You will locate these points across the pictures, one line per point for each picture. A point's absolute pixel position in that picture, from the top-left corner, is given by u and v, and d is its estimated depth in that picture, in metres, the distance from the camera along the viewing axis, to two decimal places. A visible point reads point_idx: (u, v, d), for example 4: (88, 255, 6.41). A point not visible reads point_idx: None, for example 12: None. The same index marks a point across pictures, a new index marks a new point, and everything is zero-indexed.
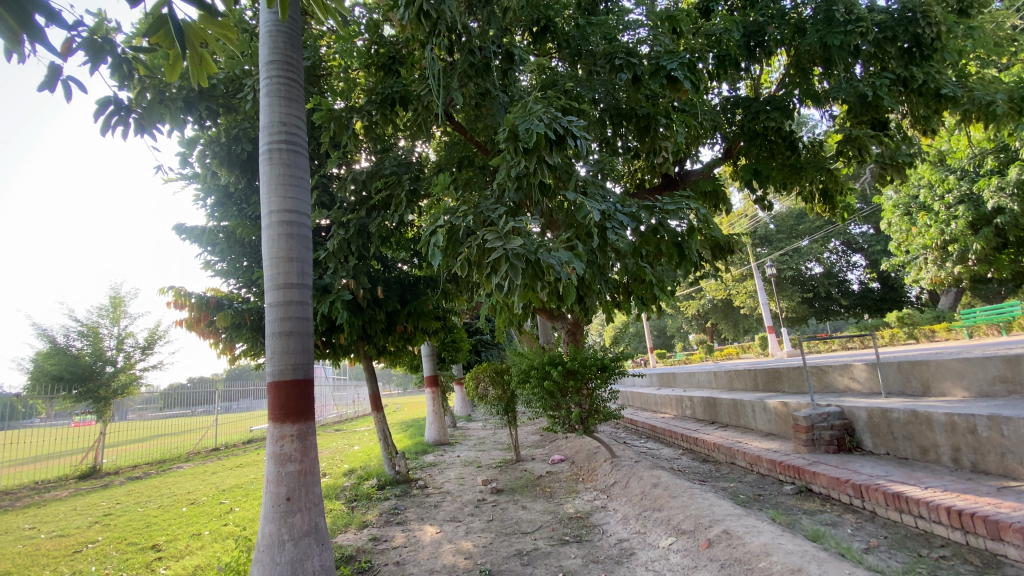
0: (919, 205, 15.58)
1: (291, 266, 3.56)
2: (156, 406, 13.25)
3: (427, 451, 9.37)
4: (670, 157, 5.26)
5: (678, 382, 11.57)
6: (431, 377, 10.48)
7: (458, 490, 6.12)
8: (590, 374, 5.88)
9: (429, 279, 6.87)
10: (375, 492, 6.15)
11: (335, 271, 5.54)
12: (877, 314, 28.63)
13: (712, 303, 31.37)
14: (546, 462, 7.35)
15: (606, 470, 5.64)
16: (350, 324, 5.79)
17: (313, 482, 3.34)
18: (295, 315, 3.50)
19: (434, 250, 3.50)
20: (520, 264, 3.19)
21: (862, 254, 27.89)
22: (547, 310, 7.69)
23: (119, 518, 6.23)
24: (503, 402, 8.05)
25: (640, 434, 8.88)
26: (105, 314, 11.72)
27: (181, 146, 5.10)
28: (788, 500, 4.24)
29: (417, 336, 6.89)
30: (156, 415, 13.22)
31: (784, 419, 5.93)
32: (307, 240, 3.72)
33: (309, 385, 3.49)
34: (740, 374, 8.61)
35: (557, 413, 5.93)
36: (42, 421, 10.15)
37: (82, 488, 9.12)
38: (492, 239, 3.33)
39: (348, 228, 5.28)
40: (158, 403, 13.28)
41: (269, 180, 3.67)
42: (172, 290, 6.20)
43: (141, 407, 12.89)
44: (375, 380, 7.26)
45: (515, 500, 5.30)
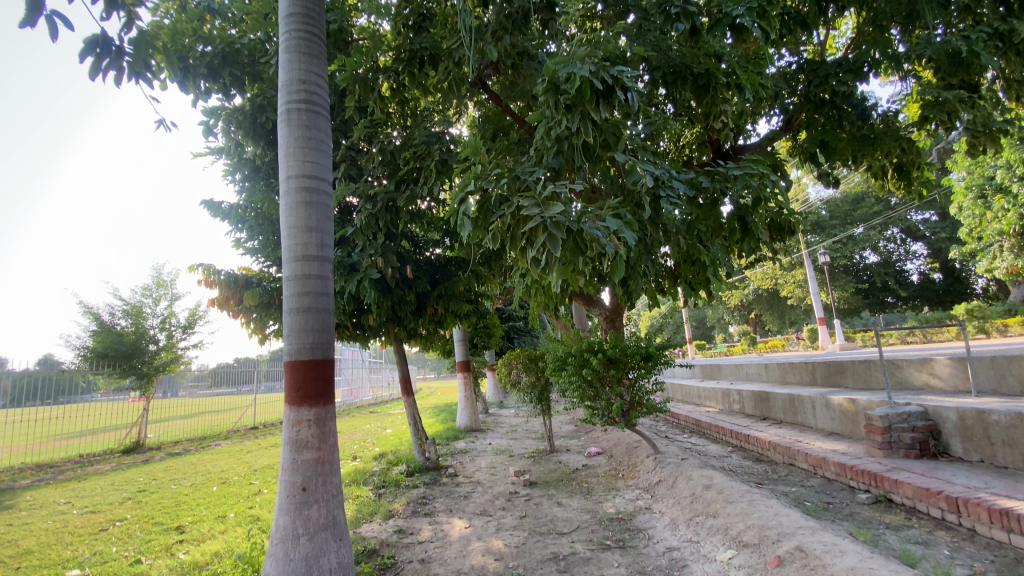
0: (994, 186, 14.13)
1: (311, 236, 3.25)
2: (206, 384, 13.76)
3: (458, 437, 9.15)
4: (729, 123, 4.69)
5: (724, 374, 10.91)
6: (463, 363, 10.22)
7: (489, 480, 5.80)
8: (632, 363, 5.41)
9: (461, 260, 6.52)
10: (403, 480, 5.91)
11: (364, 248, 5.28)
12: (938, 307, 26.70)
13: (756, 293, 30.05)
14: (582, 454, 6.97)
15: (650, 468, 5.20)
16: (379, 305, 5.52)
17: (332, 471, 3.06)
18: (314, 291, 3.20)
19: (463, 219, 3.11)
20: (560, 235, 2.76)
21: (923, 243, 25.92)
22: (586, 295, 7.23)
23: (153, 494, 6.25)
24: (537, 391, 7.67)
25: (684, 428, 8.35)
26: (148, 294, 11.99)
27: (203, 115, 4.87)
28: (865, 513, 3.70)
29: (449, 318, 6.56)
30: (205, 392, 13.71)
31: (852, 417, 5.33)
32: (329, 209, 3.40)
33: (329, 367, 3.20)
34: (796, 367, 7.96)
35: (596, 404, 5.52)
36: (103, 395, 10.84)
37: (125, 462, 9.37)
38: (529, 206, 2.91)
39: (375, 202, 4.95)
40: (208, 380, 13.84)
41: (288, 143, 3.36)
42: (202, 268, 6.09)
43: (191, 384, 13.38)
44: (405, 364, 7.01)
45: (549, 495, 4.94)
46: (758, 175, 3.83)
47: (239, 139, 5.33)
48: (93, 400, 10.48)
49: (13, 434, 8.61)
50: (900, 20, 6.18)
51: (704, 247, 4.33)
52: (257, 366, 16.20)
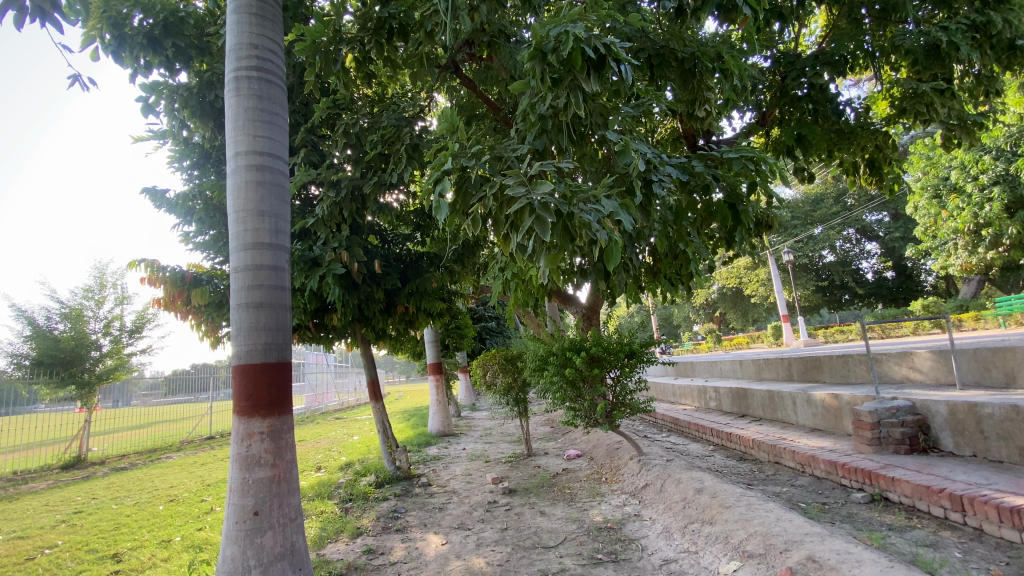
0: (949, 187, 14.66)
1: (263, 221, 2.85)
2: (161, 392, 12.96)
3: (430, 443, 8.74)
4: (714, 110, 4.50)
5: (698, 372, 10.88)
6: (434, 365, 9.80)
7: (465, 489, 5.44)
8: (615, 361, 5.16)
9: (433, 256, 6.21)
10: (372, 491, 5.49)
11: (326, 241, 4.85)
12: (892, 304, 27.81)
13: (722, 292, 30.64)
14: (561, 457, 6.70)
15: (635, 471, 4.96)
16: (344, 303, 5.10)
17: (290, 491, 2.67)
18: (267, 283, 2.80)
19: (440, 201, 2.71)
20: (550, 219, 2.43)
21: (878, 242, 26.93)
22: (563, 292, 7.01)
23: (91, 515, 5.63)
24: (513, 392, 7.37)
25: (661, 427, 8.19)
26: (90, 296, 11.08)
27: (142, 91, 4.35)
28: (863, 513, 3.55)
29: (420, 318, 6.20)
30: (160, 401, 12.86)
31: (836, 413, 5.25)
32: (284, 190, 3.01)
33: (286, 370, 2.80)
34: (771, 363, 7.93)
35: (577, 404, 5.25)
36: (48, 406, 10.04)
37: (63, 479, 8.56)
38: (513, 186, 2.55)
39: (338, 188, 4.53)
40: (162, 388, 12.98)
41: (236, 115, 2.94)
42: (144, 264, 5.51)
43: (146, 393, 12.57)
44: (373, 367, 6.58)
45: (531, 504, 4.63)
46: (752, 159, 3.58)
47: (184, 119, 4.81)
48: (36, 411, 9.67)
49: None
50: (876, 13, 6.15)
51: (692, 237, 4.10)
52: (214, 372, 15.31)
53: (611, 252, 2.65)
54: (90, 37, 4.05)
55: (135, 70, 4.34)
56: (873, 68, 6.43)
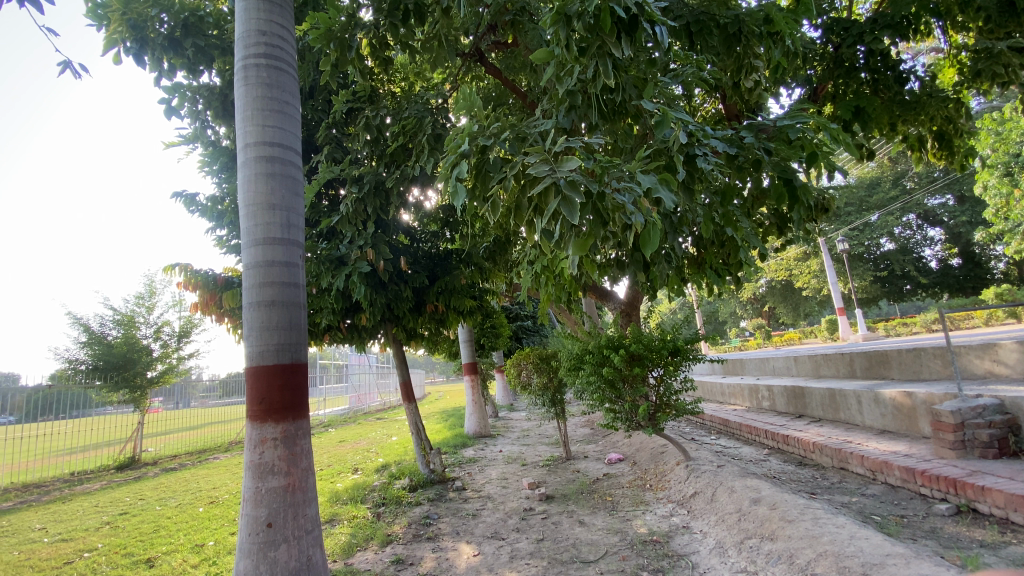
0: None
1: (274, 214, 2.69)
2: (217, 394, 13.59)
3: (467, 445, 8.57)
4: (761, 81, 4.09)
5: (749, 370, 10.25)
6: (470, 365, 9.64)
7: (500, 494, 5.20)
8: (658, 359, 4.79)
9: (464, 253, 6.03)
10: (405, 496, 5.33)
11: (352, 239, 4.72)
12: (960, 294, 25.73)
13: (770, 285, 29.25)
14: (602, 461, 6.36)
15: (682, 477, 4.58)
16: (373, 303, 4.96)
17: (306, 501, 2.50)
18: (279, 280, 2.63)
19: (457, 185, 2.46)
20: (578, 199, 2.13)
21: (942, 228, 24.93)
22: (599, 288, 6.70)
23: (137, 517, 5.73)
24: (550, 392, 7.10)
25: (710, 430, 7.71)
26: (141, 304, 11.53)
27: (164, 93, 4.33)
28: (951, 529, 3.08)
29: (451, 316, 6.03)
30: (216, 403, 13.54)
31: (911, 413, 4.70)
32: (296, 182, 2.84)
33: (301, 372, 2.62)
34: (830, 359, 7.32)
35: (617, 406, 4.92)
36: (115, 409, 10.70)
37: (116, 480, 8.89)
38: (536, 165, 2.26)
39: (361, 183, 4.39)
40: (218, 390, 13.74)
41: (245, 106, 2.80)
42: (179, 269, 5.56)
43: (203, 395, 13.18)
44: (406, 368, 6.45)
45: (569, 512, 4.35)
46: (810, 126, 3.21)
47: (210, 121, 4.78)
48: (105, 413, 10.42)
49: (13, 451, 8.44)
50: None
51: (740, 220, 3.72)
52: None
53: (648, 233, 2.29)
54: (114, 42, 4.06)
55: (160, 74, 4.35)
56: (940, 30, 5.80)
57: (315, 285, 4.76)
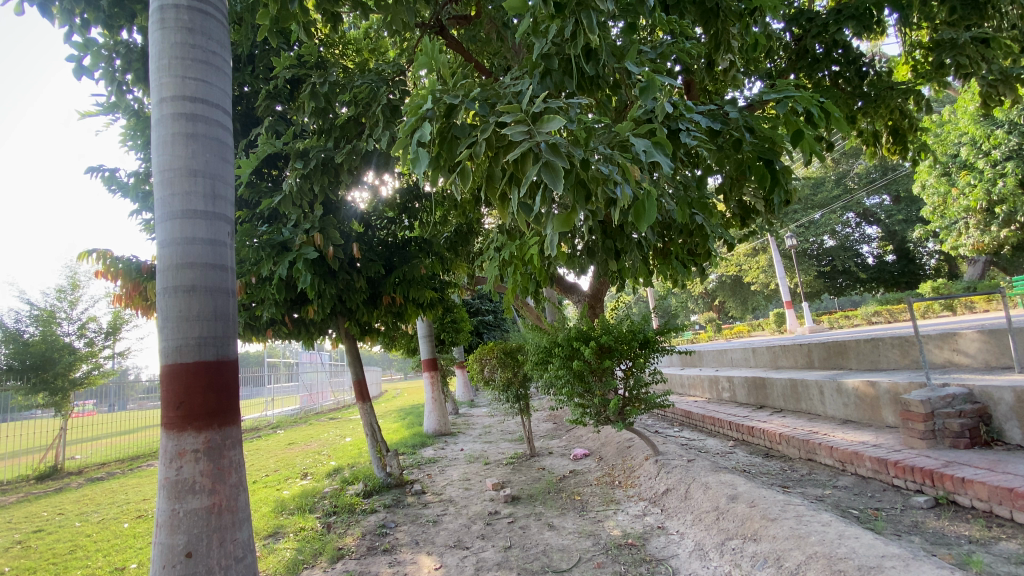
0: (959, 164, 14.12)
1: (195, 183, 2.27)
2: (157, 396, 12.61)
3: (426, 444, 8.20)
4: (736, 61, 3.92)
5: (705, 362, 10.32)
6: (428, 361, 9.23)
7: (462, 497, 4.88)
8: (628, 351, 4.59)
9: (423, 241, 5.67)
10: (359, 503, 4.91)
11: (298, 223, 4.27)
12: (894, 288, 27.32)
13: (722, 280, 30.17)
14: (567, 457, 6.16)
15: (652, 473, 4.41)
16: (322, 293, 4.53)
17: (235, 523, 2.10)
18: (201, 261, 2.21)
19: (419, 150, 2.10)
20: (562, 165, 1.84)
21: (878, 226, 26.35)
22: (564, 279, 6.49)
23: (47, 536, 5.04)
24: (513, 387, 6.84)
25: (672, 422, 7.67)
26: (62, 298, 10.44)
27: (73, 49, 3.72)
28: (930, 522, 3.01)
29: (409, 308, 5.64)
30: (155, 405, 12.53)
31: (877, 403, 4.72)
32: (224, 147, 2.42)
33: (229, 370, 2.22)
34: (787, 350, 7.42)
35: (587, 401, 4.69)
36: (44, 412, 9.75)
37: (32, 492, 7.95)
38: (513, 129, 1.95)
39: (308, 160, 3.96)
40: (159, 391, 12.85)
41: (160, 53, 2.34)
42: (95, 255, 4.89)
43: (142, 396, 12.18)
44: (360, 364, 6.01)
45: (537, 514, 4.09)
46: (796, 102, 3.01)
47: (130, 85, 4.18)
48: (31, 417, 9.44)
49: None
50: None
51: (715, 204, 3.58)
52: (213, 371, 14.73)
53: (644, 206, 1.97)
54: None
55: (71, 30, 3.74)
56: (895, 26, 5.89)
57: (255, 273, 4.28)
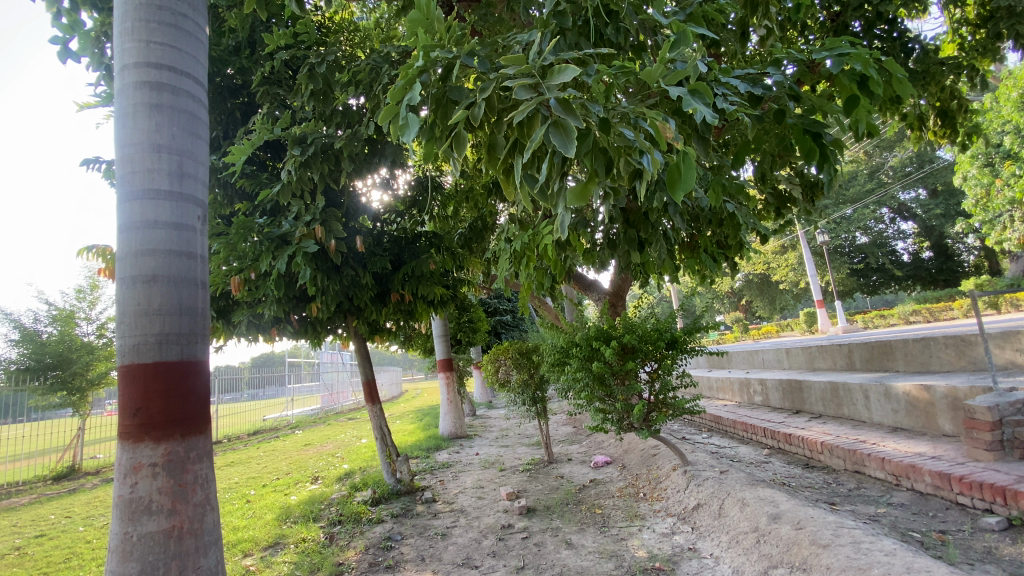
0: (1003, 153, 13.21)
1: (160, 159, 2.04)
2: None
3: (440, 447, 7.92)
4: (775, 28, 3.50)
5: (735, 363, 9.81)
6: (443, 362, 8.97)
7: (475, 508, 4.57)
8: (653, 351, 4.22)
9: (433, 236, 5.40)
10: (366, 511, 4.64)
11: (298, 215, 4.03)
12: (932, 287, 26.01)
13: (747, 279, 29.27)
14: (587, 465, 5.80)
15: (680, 486, 4.02)
16: (325, 290, 4.28)
17: (199, 548, 1.85)
18: (164, 247, 1.98)
19: (408, 116, 1.80)
20: (576, 125, 1.53)
21: (914, 221, 25.13)
22: (582, 277, 6.14)
23: (51, 540, 4.91)
24: (530, 390, 6.50)
25: (700, 427, 7.24)
26: (82, 298, 10.51)
27: (58, 32, 3.54)
28: (1008, 549, 2.57)
29: (419, 306, 5.36)
30: None
31: (934, 409, 4.25)
32: (196, 120, 2.18)
33: (196, 372, 1.97)
34: (825, 350, 6.92)
35: (608, 406, 4.33)
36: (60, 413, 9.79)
37: (48, 493, 7.94)
38: (517, 84, 1.65)
39: (305, 146, 3.71)
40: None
41: (125, 14, 2.11)
42: (96, 252, 4.74)
43: None
44: (370, 366, 5.76)
45: (554, 530, 3.75)
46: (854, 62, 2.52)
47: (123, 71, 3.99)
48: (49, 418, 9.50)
49: None
50: None
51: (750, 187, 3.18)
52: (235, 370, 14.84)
53: (679, 172, 1.62)
54: None
55: (58, 12, 3.57)
56: (938, 1, 5.30)
57: (254, 269, 4.05)
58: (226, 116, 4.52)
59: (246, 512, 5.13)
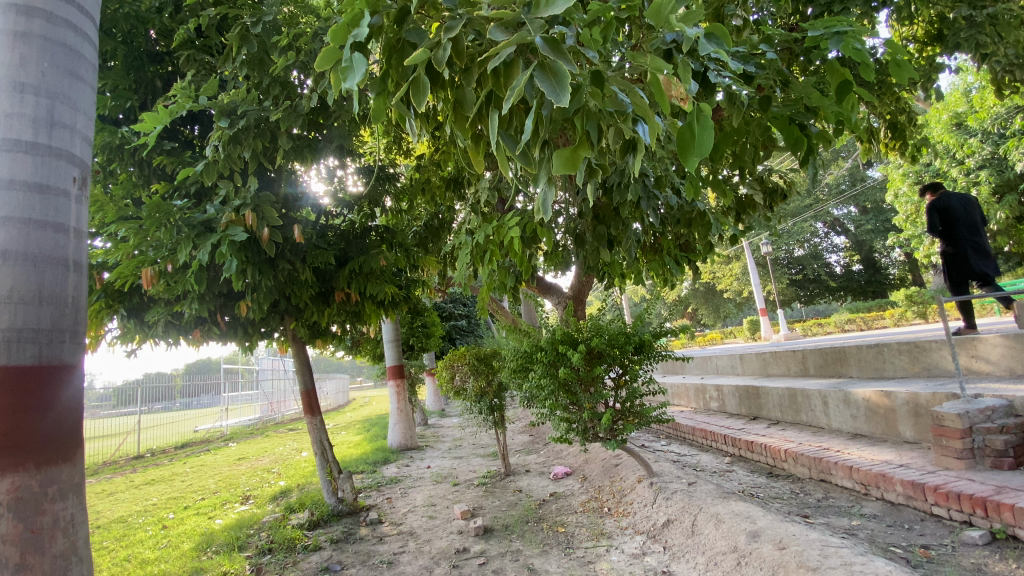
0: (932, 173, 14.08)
1: (25, 101, 1.64)
2: (112, 405, 11.89)
3: (388, 460, 7.40)
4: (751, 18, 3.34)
5: (689, 369, 9.84)
6: (394, 368, 8.45)
7: (426, 529, 4.16)
8: (620, 356, 3.99)
9: (385, 232, 4.99)
10: (301, 537, 4.12)
11: (228, 199, 3.53)
12: (862, 298, 27.67)
13: (695, 288, 30.16)
14: (546, 476, 5.49)
15: (648, 500, 3.78)
16: (258, 286, 3.78)
17: None
18: (24, 217, 1.60)
19: (354, 59, 1.44)
20: (569, 69, 1.22)
21: (846, 236, 26.72)
22: (542, 279, 5.86)
23: None
24: (486, 398, 6.13)
25: (657, 434, 7.12)
26: None
27: None
28: (996, 566, 2.46)
29: (367, 307, 4.89)
30: (112, 413, 11.80)
31: (896, 415, 4.22)
32: (79, 59, 1.79)
33: (61, 380, 1.61)
34: (779, 356, 6.96)
35: (573, 415, 4.04)
36: None
37: None
38: (492, 22, 1.32)
39: (236, 119, 3.23)
40: (113, 400, 11.93)
41: None
42: None
43: (96, 405, 11.60)
44: (310, 372, 5.23)
45: (516, 553, 3.40)
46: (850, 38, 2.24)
47: None
48: None
49: None
50: None
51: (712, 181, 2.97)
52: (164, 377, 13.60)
53: (691, 132, 1.32)
54: None
55: None
56: (889, 16, 5.40)
57: (172, 260, 3.49)
58: (141, 86, 3.86)
59: (160, 540, 4.46)
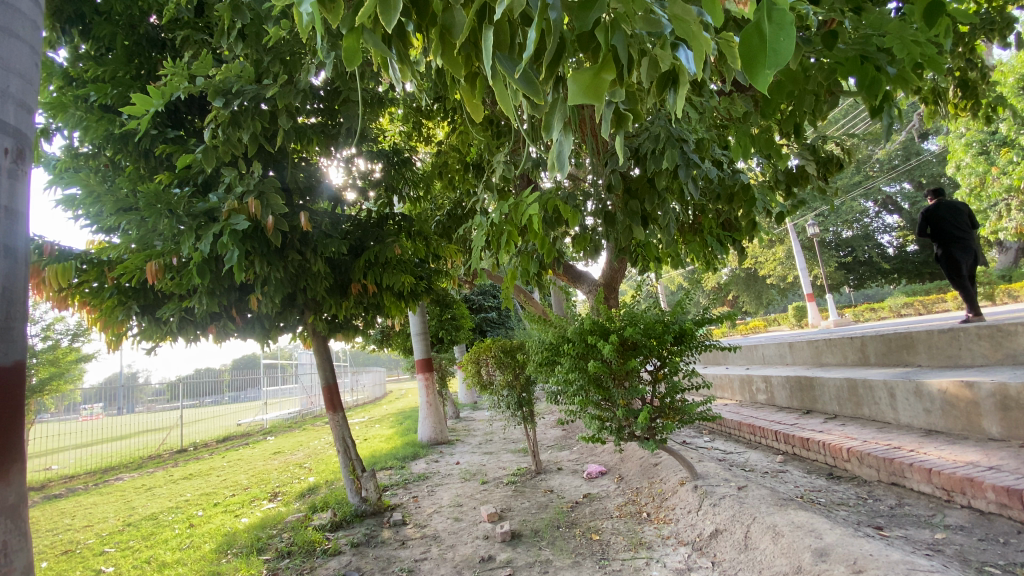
0: (998, 141, 12.85)
1: None
2: (167, 398, 12.32)
3: (417, 456, 7.21)
4: None
5: (732, 360, 9.28)
6: (421, 362, 8.24)
7: (450, 533, 3.91)
8: (657, 348, 3.61)
9: (404, 220, 4.74)
10: (321, 540, 3.94)
11: (232, 187, 3.34)
12: (918, 281, 25.91)
13: (734, 274, 28.97)
14: (580, 476, 5.16)
15: (692, 506, 3.40)
16: (268, 278, 3.59)
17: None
18: None
19: None
20: None
21: (900, 215, 25.01)
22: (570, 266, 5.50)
23: None
24: (514, 392, 5.85)
25: (700, 430, 6.67)
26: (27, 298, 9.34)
27: None
28: None
29: (387, 300, 4.66)
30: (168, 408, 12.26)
31: (980, 409, 3.68)
32: (13, 13, 1.73)
33: None
34: (833, 344, 6.38)
35: (606, 412, 3.70)
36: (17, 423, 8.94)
37: None
38: None
39: (232, 98, 3.01)
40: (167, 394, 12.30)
41: None
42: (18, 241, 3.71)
43: (151, 399, 11.95)
44: (331, 368, 5.06)
45: (545, 564, 3.10)
46: None
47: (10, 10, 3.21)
48: None
49: None
50: None
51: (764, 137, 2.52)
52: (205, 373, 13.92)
53: (758, 38, 0.94)
54: None
55: None
56: None
57: (175, 252, 3.32)
58: (145, 71, 3.70)
59: (183, 540, 4.39)
